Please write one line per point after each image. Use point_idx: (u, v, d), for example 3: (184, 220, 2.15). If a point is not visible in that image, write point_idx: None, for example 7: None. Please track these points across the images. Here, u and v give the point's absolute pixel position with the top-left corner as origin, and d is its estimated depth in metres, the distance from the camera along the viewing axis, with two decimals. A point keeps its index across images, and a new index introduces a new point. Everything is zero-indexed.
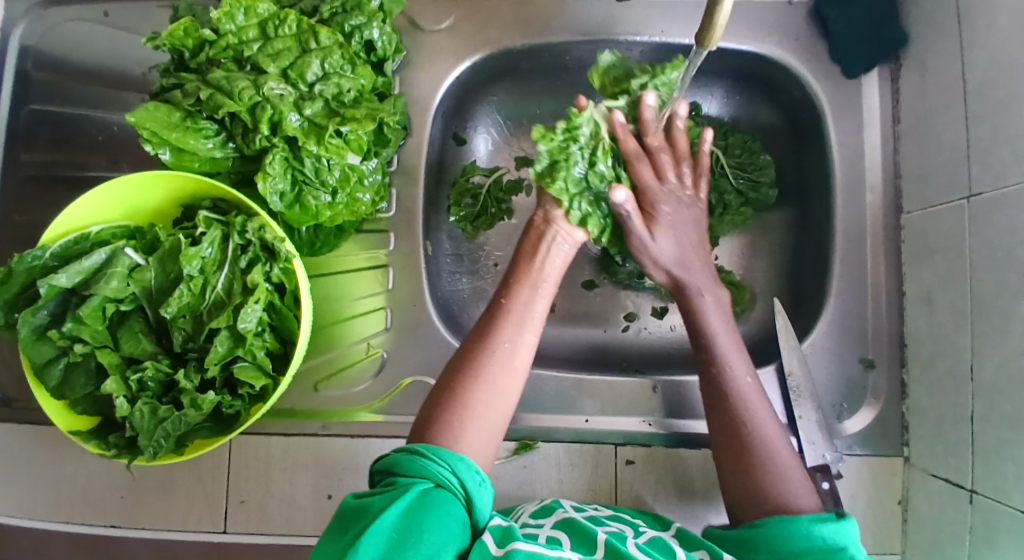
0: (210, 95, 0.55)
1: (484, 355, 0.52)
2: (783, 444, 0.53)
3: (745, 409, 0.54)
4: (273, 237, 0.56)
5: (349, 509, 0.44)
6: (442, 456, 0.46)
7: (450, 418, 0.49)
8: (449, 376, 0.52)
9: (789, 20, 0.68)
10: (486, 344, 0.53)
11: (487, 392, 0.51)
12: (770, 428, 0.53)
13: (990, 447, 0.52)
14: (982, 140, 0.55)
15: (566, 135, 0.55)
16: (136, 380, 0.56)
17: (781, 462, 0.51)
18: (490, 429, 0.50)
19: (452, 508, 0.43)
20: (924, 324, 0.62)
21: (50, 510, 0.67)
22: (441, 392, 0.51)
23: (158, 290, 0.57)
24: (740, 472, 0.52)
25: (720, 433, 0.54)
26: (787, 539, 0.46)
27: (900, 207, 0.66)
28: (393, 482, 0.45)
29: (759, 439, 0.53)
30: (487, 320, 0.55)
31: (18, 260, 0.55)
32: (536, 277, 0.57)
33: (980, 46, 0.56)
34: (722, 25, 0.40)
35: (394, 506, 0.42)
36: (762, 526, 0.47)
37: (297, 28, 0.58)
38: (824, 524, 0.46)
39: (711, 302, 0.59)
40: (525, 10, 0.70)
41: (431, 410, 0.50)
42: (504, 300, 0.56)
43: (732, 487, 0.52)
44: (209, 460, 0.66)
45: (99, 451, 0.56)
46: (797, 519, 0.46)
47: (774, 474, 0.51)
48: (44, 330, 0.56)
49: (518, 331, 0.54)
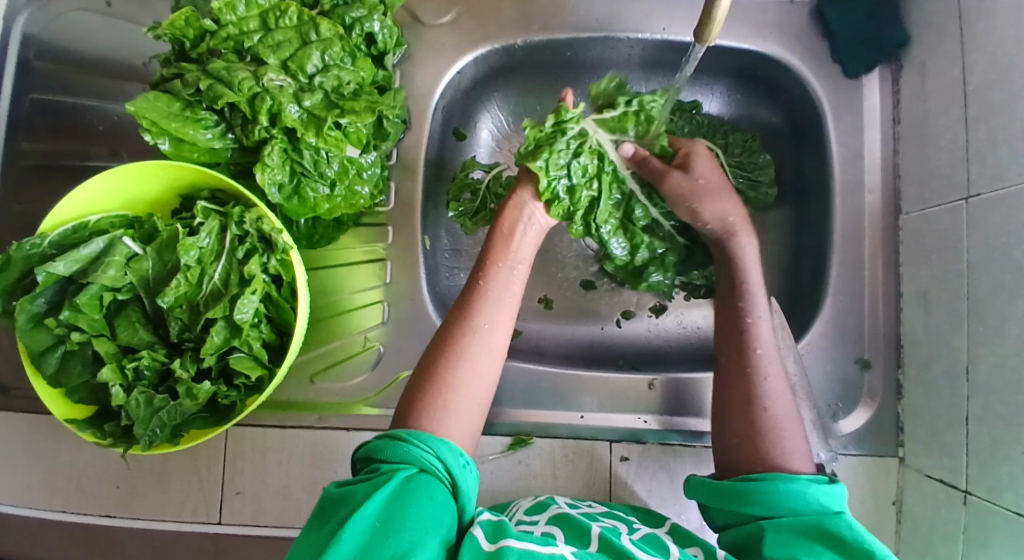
0: (211, 85, 0.55)
1: (464, 329, 0.53)
2: (790, 415, 0.52)
3: (758, 356, 0.55)
4: (270, 228, 0.56)
5: (332, 498, 0.44)
6: (424, 440, 0.46)
7: (439, 388, 0.50)
8: (434, 355, 0.52)
9: (789, 19, 0.68)
10: (468, 317, 0.53)
11: (468, 373, 0.51)
12: (784, 397, 0.53)
13: (984, 446, 0.53)
14: (981, 140, 0.55)
15: (554, 128, 0.61)
16: (132, 368, 0.56)
17: (783, 434, 0.51)
18: (474, 396, 0.51)
19: (436, 493, 0.43)
20: (920, 326, 0.62)
21: (46, 498, 0.67)
22: (426, 367, 0.52)
23: (156, 280, 0.57)
24: (745, 438, 0.52)
25: (736, 395, 0.54)
26: (782, 499, 0.46)
27: (899, 207, 0.66)
28: (376, 469, 0.45)
29: (763, 393, 0.53)
30: (468, 294, 0.56)
31: (17, 248, 0.55)
32: (508, 253, 0.58)
33: (980, 46, 0.56)
34: (720, 22, 0.41)
35: (377, 495, 0.42)
36: (758, 481, 0.47)
37: (298, 20, 0.58)
38: (819, 486, 0.47)
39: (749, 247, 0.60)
40: (526, 5, 0.70)
41: (422, 376, 0.51)
42: (480, 275, 0.56)
43: (735, 447, 0.52)
44: (205, 450, 0.67)
45: (94, 440, 0.56)
46: (796, 478, 0.47)
47: (772, 430, 0.51)
48: (41, 318, 0.56)
49: (495, 305, 0.54)
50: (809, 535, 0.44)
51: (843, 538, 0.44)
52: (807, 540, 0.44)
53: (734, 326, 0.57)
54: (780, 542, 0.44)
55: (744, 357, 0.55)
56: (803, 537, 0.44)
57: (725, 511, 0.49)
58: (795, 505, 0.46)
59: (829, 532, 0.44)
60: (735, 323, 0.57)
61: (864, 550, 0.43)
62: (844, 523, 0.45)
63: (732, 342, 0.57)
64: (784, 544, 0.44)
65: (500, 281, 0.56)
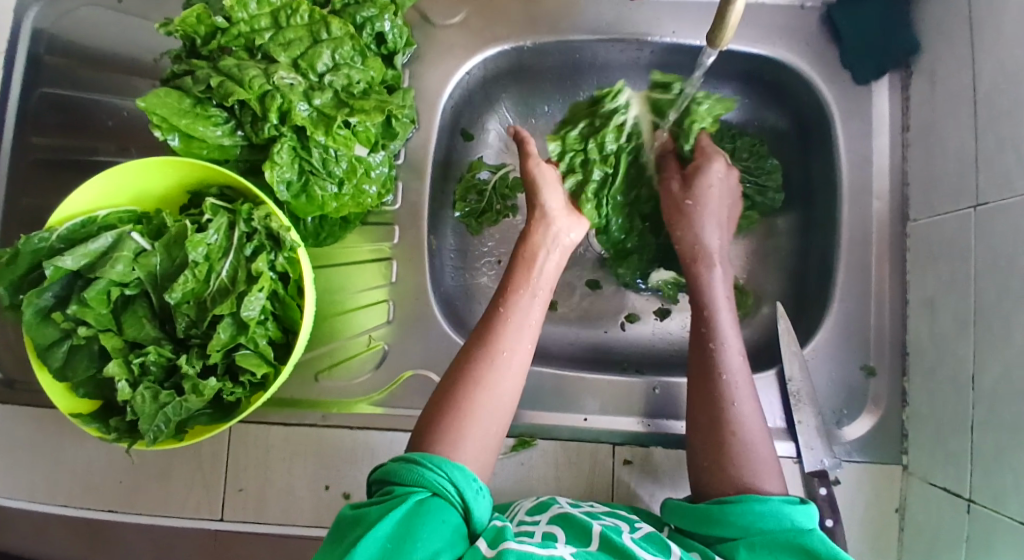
0: (221, 83, 0.55)
1: (483, 357, 0.53)
2: (761, 437, 0.53)
3: (723, 378, 0.56)
4: (278, 225, 0.56)
5: (347, 520, 0.44)
6: (439, 464, 0.46)
7: (455, 414, 0.50)
8: (450, 380, 0.53)
9: (798, 24, 0.68)
10: (486, 344, 0.54)
11: (485, 399, 0.51)
12: (751, 420, 0.54)
13: (988, 456, 0.52)
14: (990, 148, 0.55)
15: (592, 106, 0.68)
16: (139, 364, 0.56)
17: (756, 457, 0.52)
18: (490, 422, 0.51)
19: (448, 517, 0.43)
20: (926, 334, 0.62)
21: (50, 492, 0.67)
22: (442, 392, 0.52)
23: (164, 276, 0.57)
24: (714, 462, 0.52)
25: (703, 419, 0.54)
26: (756, 520, 0.46)
27: (906, 214, 0.66)
28: (390, 492, 0.45)
29: (733, 418, 0.54)
30: (488, 321, 0.56)
31: (26, 242, 0.55)
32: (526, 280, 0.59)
33: (991, 54, 0.55)
34: (733, 27, 0.41)
35: (388, 518, 0.42)
36: (732, 504, 0.47)
37: (309, 19, 0.58)
38: (792, 506, 0.47)
39: (719, 275, 0.62)
40: (535, 7, 0.70)
41: (439, 401, 0.52)
42: (501, 302, 0.57)
43: (704, 470, 0.52)
44: (208, 447, 0.67)
45: (99, 434, 0.56)
46: (768, 499, 0.47)
47: (745, 458, 0.51)
48: (48, 312, 0.56)
49: (515, 333, 0.55)
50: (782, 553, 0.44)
51: (816, 552, 0.44)
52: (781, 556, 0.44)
53: (702, 353, 0.57)
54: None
55: (711, 380, 0.56)
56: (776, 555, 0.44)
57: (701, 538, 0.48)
58: (769, 525, 0.46)
59: (803, 547, 0.44)
60: (701, 343, 0.58)
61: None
62: (817, 537, 0.45)
63: (700, 364, 0.57)
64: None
65: (521, 309, 0.57)
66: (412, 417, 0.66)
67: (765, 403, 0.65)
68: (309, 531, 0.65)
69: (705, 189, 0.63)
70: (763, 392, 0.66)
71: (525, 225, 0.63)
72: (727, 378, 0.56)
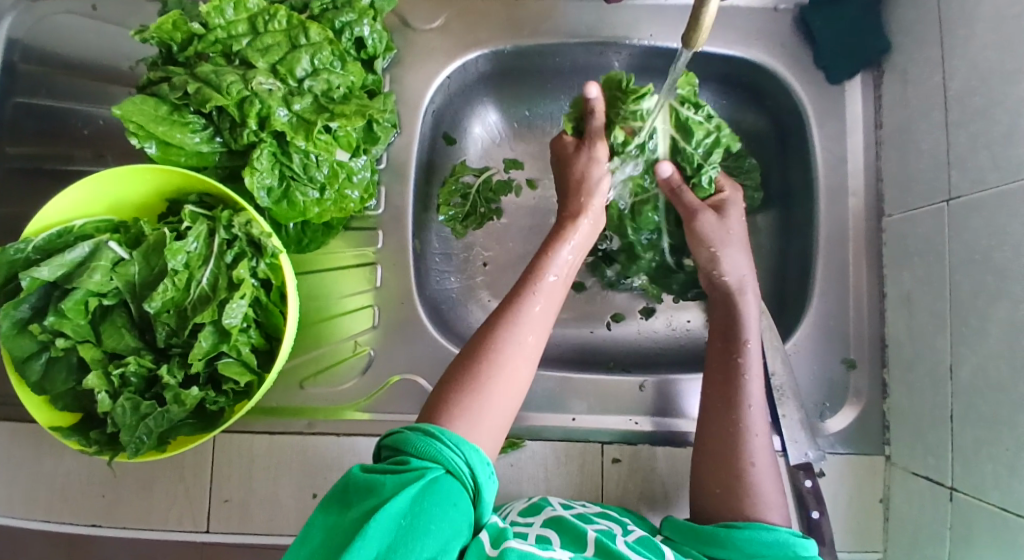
0: (198, 89, 0.54)
1: (505, 335, 0.53)
2: (771, 470, 0.54)
3: (746, 405, 0.56)
4: (259, 231, 0.56)
5: (358, 485, 0.43)
6: (455, 442, 0.45)
7: (472, 389, 0.50)
8: (469, 357, 0.52)
9: (773, 25, 0.70)
10: (507, 322, 0.54)
11: (504, 377, 0.51)
12: (762, 452, 0.54)
13: (968, 445, 0.53)
14: (961, 144, 0.56)
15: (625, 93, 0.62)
16: (119, 374, 0.55)
17: (763, 488, 0.53)
18: (505, 406, 0.50)
19: (459, 500, 0.43)
20: (904, 328, 0.63)
21: (28, 508, 0.66)
22: (458, 369, 0.51)
23: (142, 285, 0.57)
24: (726, 487, 0.53)
25: (717, 441, 0.55)
26: (760, 548, 0.48)
27: (881, 210, 0.67)
28: (405, 462, 0.43)
29: (749, 447, 0.54)
30: (508, 301, 0.56)
31: (0, 253, 0.54)
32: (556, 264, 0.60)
33: (960, 53, 0.57)
34: (708, 27, 0.41)
35: (404, 494, 0.41)
36: (738, 529, 0.49)
37: (287, 24, 0.58)
38: (794, 537, 0.49)
39: (752, 301, 0.62)
40: (515, 10, 0.71)
41: (457, 374, 0.51)
42: (527, 283, 0.58)
43: (716, 498, 0.53)
44: (191, 457, 0.66)
45: (79, 448, 0.55)
46: (776, 529, 0.49)
47: (752, 487, 0.52)
48: (25, 324, 0.55)
49: (534, 316, 0.55)
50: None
51: None
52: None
53: (730, 381, 0.58)
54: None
55: (733, 383, 0.57)
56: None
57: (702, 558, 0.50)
58: (772, 553, 0.48)
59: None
60: (726, 356, 0.59)
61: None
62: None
63: (721, 386, 0.58)
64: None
65: (546, 292, 0.57)
66: (398, 421, 0.65)
67: None
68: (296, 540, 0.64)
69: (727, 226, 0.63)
70: None
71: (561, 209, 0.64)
72: (746, 399, 0.56)
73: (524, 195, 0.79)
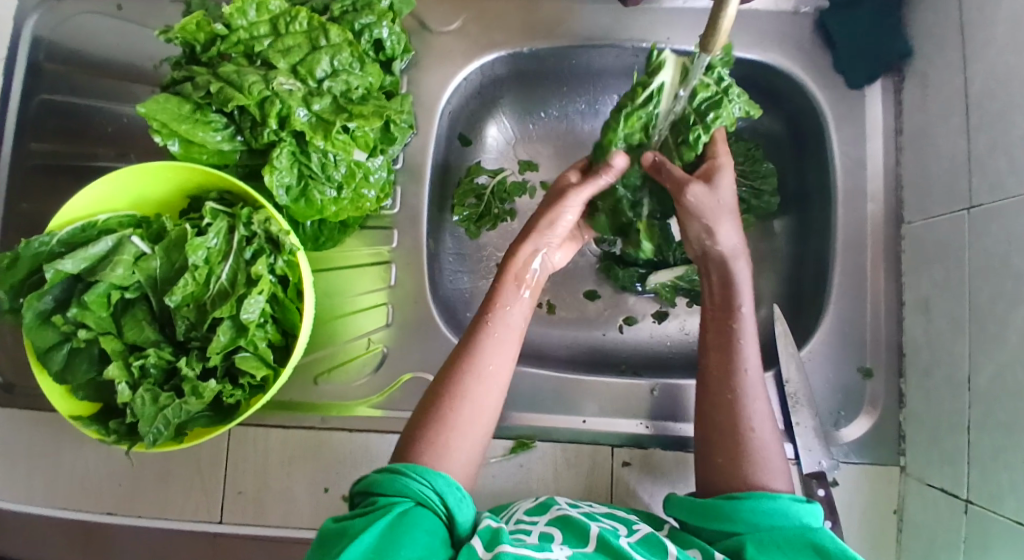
0: (221, 88, 0.55)
1: (469, 369, 0.53)
2: (772, 441, 0.53)
3: (742, 370, 0.56)
4: (277, 229, 0.57)
5: (330, 532, 0.45)
6: (422, 475, 0.47)
7: (439, 424, 0.51)
8: (437, 389, 0.53)
9: (792, 29, 0.69)
10: (469, 353, 0.54)
11: (468, 409, 0.52)
12: (762, 422, 0.54)
13: (984, 455, 0.53)
14: (982, 150, 0.55)
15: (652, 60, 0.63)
16: (138, 366, 0.56)
17: (767, 455, 0.52)
18: (473, 432, 0.51)
19: (431, 526, 0.44)
20: (922, 336, 0.62)
21: (49, 497, 0.67)
22: (429, 399, 0.53)
23: (163, 279, 0.58)
24: (727, 458, 0.52)
25: (721, 413, 0.54)
26: (762, 517, 0.47)
27: (900, 217, 0.66)
28: (374, 502, 0.46)
29: (746, 417, 0.54)
30: (470, 334, 0.56)
31: (26, 246, 0.55)
32: (510, 296, 0.58)
33: (981, 58, 0.56)
34: (727, 28, 0.42)
35: (370, 530, 0.43)
36: (740, 499, 0.48)
37: (308, 26, 0.59)
38: (796, 503, 0.48)
39: (745, 269, 0.60)
40: (532, 12, 0.71)
41: (425, 408, 0.52)
42: (486, 316, 0.57)
43: (717, 467, 0.52)
44: (207, 450, 0.67)
45: (98, 437, 0.56)
46: (775, 497, 0.48)
47: (755, 454, 0.52)
48: (49, 315, 0.57)
49: (497, 347, 0.55)
50: (792, 549, 0.45)
51: (827, 548, 0.45)
52: (790, 553, 0.45)
53: (725, 347, 0.57)
54: (762, 553, 0.45)
55: (728, 349, 0.57)
56: (786, 551, 0.45)
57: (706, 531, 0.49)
58: (775, 522, 0.47)
59: (813, 545, 0.45)
60: (722, 325, 0.58)
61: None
62: (826, 536, 0.46)
63: (717, 355, 0.57)
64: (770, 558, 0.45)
65: (503, 329, 0.56)
66: None
67: None
68: (308, 535, 0.65)
69: (715, 194, 0.59)
70: None
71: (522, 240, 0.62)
72: (740, 367, 0.56)
73: (539, 197, 0.79)
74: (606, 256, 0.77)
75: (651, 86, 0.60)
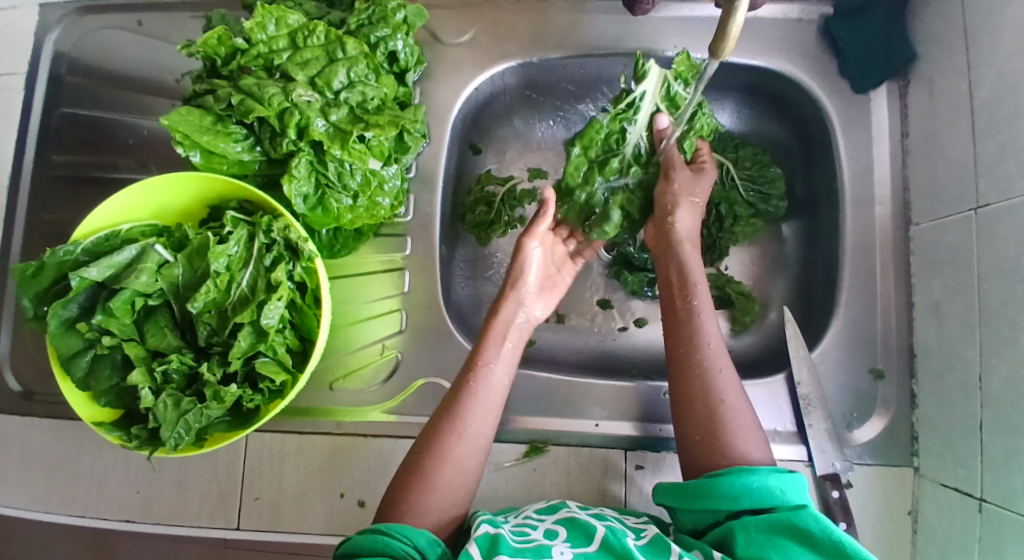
0: (242, 100, 0.57)
1: (451, 430, 0.55)
2: (745, 408, 0.55)
3: (705, 342, 0.58)
4: (297, 236, 0.58)
5: None
6: (400, 532, 0.48)
7: (421, 486, 0.52)
8: (416, 453, 0.55)
9: (798, 36, 0.71)
10: (453, 412, 0.56)
11: (450, 471, 0.53)
12: (731, 389, 0.55)
13: (997, 456, 0.53)
14: (989, 154, 0.56)
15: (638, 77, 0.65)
16: (161, 372, 0.58)
17: (741, 426, 0.53)
18: (458, 490, 0.53)
19: None
20: (933, 337, 0.62)
21: (66, 503, 0.68)
22: (410, 462, 0.54)
23: (186, 286, 0.59)
24: (705, 435, 0.53)
25: (694, 389, 0.56)
26: (745, 491, 0.47)
27: (908, 219, 0.67)
28: None
29: (715, 388, 0.55)
30: (452, 397, 0.58)
31: (51, 254, 0.57)
32: (495, 355, 0.60)
33: (987, 64, 0.57)
34: (734, 36, 0.43)
35: None
36: (721, 477, 0.49)
37: (325, 39, 0.60)
38: (772, 478, 0.48)
39: (692, 253, 0.64)
40: (542, 24, 0.73)
41: (407, 471, 0.54)
42: (468, 376, 0.59)
43: (697, 445, 0.53)
44: (224, 456, 0.68)
45: (121, 442, 0.57)
46: (752, 472, 0.48)
47: (729, 424, 0.53)
48: (72, 323, 0.58)
49: (481, 406, 0.57)
50: (775, 531, 0.45)
51: (812, 534, 0.44)
52: (776, 537, 0.45)
53: (686, 323, 0.59)
54: (751, 544, 0.45)
55: (689, 324, 0.59)
56: (771, 535, 0.45)
57: (690, 511, 0.50)
58: (756, 498, 0.47)
59: (797, 528, 0.45)
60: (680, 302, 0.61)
61: (834, 544, 0.43)
62: (811, 517, 0.45)
63: (685, 332, 0.59)
64: (755, 544, 0.44)
65: (486, 387, 0.58)
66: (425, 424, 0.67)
67: (775, 407, 0.66)
68: (324, 540, 0.65)
69: (699, 178, 0.67)
70: (772, 399, 0.66)
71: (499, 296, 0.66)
72: (704, 338, 0.58)
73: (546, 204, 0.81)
74: (615, 260, 0.77)
75: (632, 96, 0.65)
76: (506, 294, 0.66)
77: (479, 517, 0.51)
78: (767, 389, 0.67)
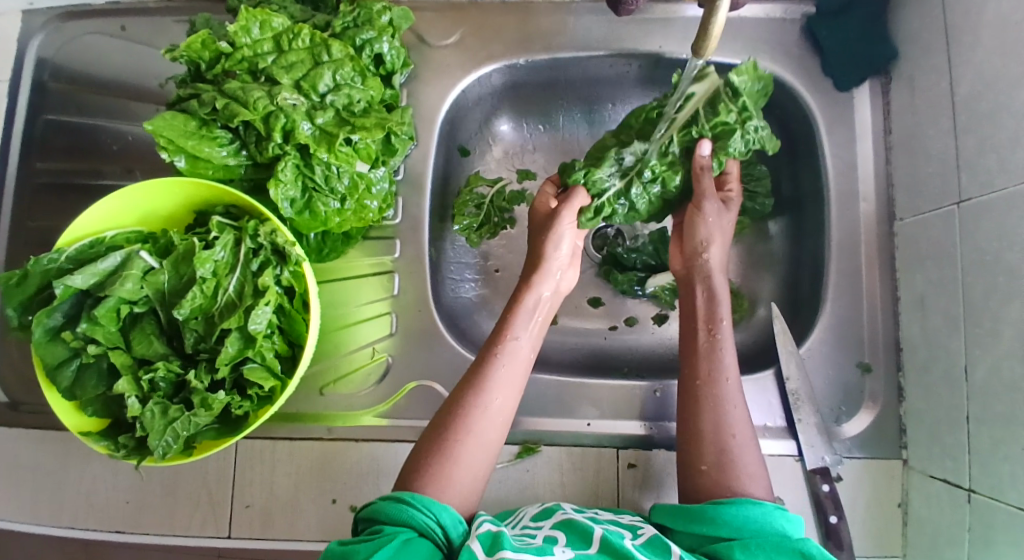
0: (226, 105, 0.57)
1: (473, 403, 0.55)
2: (752, 444, 0.55)
3: (724, 377, 0.58)
4: (284, 241, 0.58)
5: (333, 555, 0.44)
6: (428, 506, 0.47)
7: (442, 457, 0.52)
8: (438, 424, 0.55)
9: (781, 36, 0.71)
10: (479, 380, 0.57)
11: (473, 444, 0.53)
12: (740, 425, 0.56)
13: (984, 447, 0.54)
14: (969, 149, 0.57)
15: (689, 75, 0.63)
16: (148, 380, 0.57)
17: (745, 461, 0.54)
18: (479, 465, 0.53)
19: (431, 554, 0.44)
20: (918, 330, 0.63)
21: (54, 514, 0.67)
22: (431, 433, 0.54)
23: (171, 293, 0.58)
24: (714, 466, 0.53)
25: (704, 422, 0.56)
26: (748, 523, 0.48)
27: (893, 215, 0.68)
28: (378, 531, 0.46)
29: (727, 421, 0.56)
30: (475, 369, 0.58)
31: (35, 263, 0.56)
32: (521, 329, 0.60)
33: (966, 60, 0.58)
34: (716, 36, 0.43)
35: None
36: (726, 505, 0.49)
37: (310, 42, 0.60)
38: (775, 512, 0.49)
39: (720, 282, 0.64)
40: (528, 26, 0.73)
41: (428, 442, 0.54)
42: (492, 349, 0.59)
43: (704, 474, 0.54)
44: (214, 464, 0.67)
45: (108, 452, 0.57)
46: (760, 504, 0.49)
47: (736, 461, 0.54)
48: (57, 332, 0.58)
49: (502, 381, 0.57)
50: (779, 555, 0.45)
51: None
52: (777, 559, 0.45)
53: (710, 354, 0.60)
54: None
55: (710, 358, 0.59)
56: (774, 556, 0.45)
57: (690, 534, 0.49)
58: (759, 528, 0.47)
59: (800, 553, 0.45)
60: (699, 332, 0.61)
61: None
62: (814, 546, 0.46)
63: (704, 364, 0.59)
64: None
65: (511, 359, 0.58)
66: (417, 427, 0.66)
67: (765, 402, 0.66)
68: (316, 545, 0.65)
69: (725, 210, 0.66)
70: (762, 395, 0.67)
71: (525, 274, 0.65)
72: (722, 372, 0.58)
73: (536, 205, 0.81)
74: (606, 260, 0.78)
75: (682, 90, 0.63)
76: (531, 266, 0.65)
77: (479, 517, 0.51)
78: (758, 385, 0.67)
